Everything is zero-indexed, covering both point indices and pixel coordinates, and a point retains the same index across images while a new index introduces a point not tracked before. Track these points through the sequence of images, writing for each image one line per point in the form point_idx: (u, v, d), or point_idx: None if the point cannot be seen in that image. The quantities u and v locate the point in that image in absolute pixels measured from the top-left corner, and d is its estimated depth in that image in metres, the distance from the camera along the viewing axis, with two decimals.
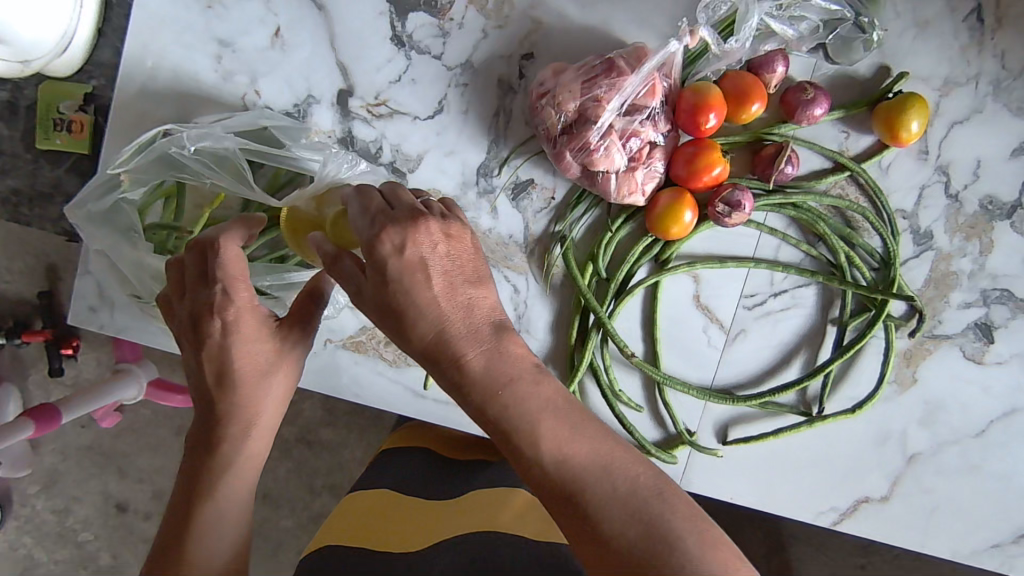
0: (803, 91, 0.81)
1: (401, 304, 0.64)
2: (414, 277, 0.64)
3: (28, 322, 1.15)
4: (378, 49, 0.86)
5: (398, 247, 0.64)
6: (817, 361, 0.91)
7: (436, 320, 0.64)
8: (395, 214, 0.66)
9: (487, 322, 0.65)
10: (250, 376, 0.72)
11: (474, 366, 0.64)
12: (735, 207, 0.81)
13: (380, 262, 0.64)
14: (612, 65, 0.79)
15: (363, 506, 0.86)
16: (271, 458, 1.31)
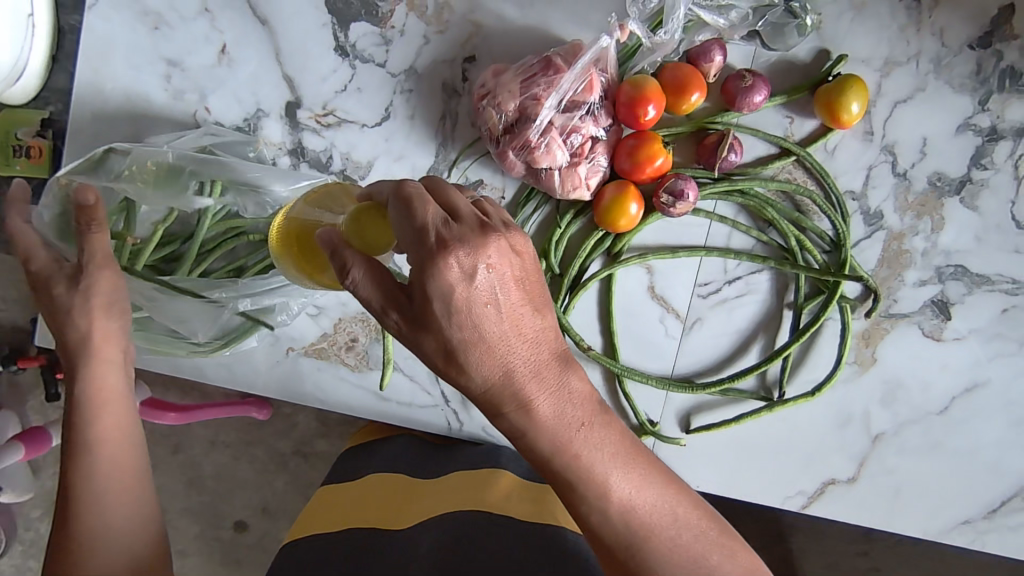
0: (741, 79, 0.82)
1: (468, 340, 0.55)
2: (484, 307, 0.55)
3: (24, 347, 1.15)
4: (323, 60, 0.87)
5: (469, 273, 0.54)
6: (775, 345, 0.91)
7: (504, 357, 0.56)
8: (463, 233, 0.54)
9: (553, 352, 0.58)
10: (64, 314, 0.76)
11: (544, 410, 0.58)
12: (678, 196, 0.82)
13: (444, 294, 0.54)
14: (549, 63, 0.81)
15: (353, 492, 0.88)
16: (264, 471, 1.32)
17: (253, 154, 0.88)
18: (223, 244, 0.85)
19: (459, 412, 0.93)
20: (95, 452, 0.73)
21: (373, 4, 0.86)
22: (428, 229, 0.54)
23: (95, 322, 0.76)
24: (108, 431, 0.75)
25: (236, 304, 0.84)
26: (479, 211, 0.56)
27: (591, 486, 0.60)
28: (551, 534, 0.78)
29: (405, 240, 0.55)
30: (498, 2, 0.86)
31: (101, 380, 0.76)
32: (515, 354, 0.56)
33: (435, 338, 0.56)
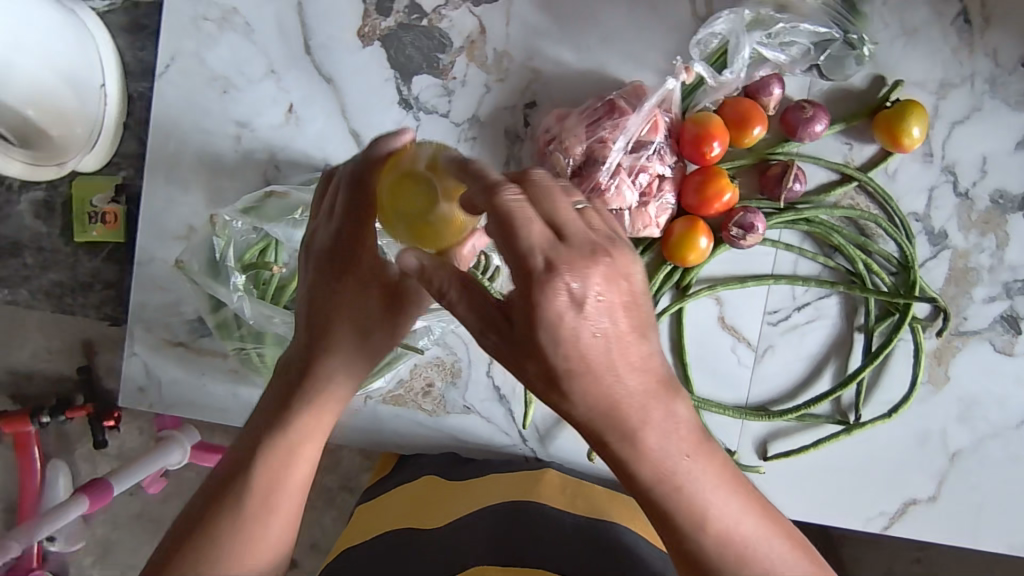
0: (801, 110, 0.84)
1: (571, 367, 0.49)
2: (594, 340, 0.48)
3: (72, 397, 1.20)
4: (388, 113, 0.89)
5: (575, 302, 0.48)
6: (847, 369, 0.92)
7: (609, 386, 0.50)
8: (569, 256, 0.48)
9: (665, 381, 0.51)
10: (349, 335, 0.64)
11: (653, 440, 0.52)
12: (748, 229, 0.83)
13: (547, 326, 0.48)
14: (613, 106, 0.83)
15: (406, 495, 0.89)
16: (314, 507, 1.32)
17: None
18: None
19: (538, 448, 0.95)
20: (265, 523, 0.60)
21: (433, 57, 0.88)
22: (531, 251, 0.48)
23: (341, 382, 0.65)
24: (288, 504, 0.61)
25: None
26: (589, 231, 0.50)
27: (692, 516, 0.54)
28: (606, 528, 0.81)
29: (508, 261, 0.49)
30: (557, 49, 0.88)
31: (316, 436, 0.63)
32: (627, 384, 0.50)
33: (537, 366, 0.50)
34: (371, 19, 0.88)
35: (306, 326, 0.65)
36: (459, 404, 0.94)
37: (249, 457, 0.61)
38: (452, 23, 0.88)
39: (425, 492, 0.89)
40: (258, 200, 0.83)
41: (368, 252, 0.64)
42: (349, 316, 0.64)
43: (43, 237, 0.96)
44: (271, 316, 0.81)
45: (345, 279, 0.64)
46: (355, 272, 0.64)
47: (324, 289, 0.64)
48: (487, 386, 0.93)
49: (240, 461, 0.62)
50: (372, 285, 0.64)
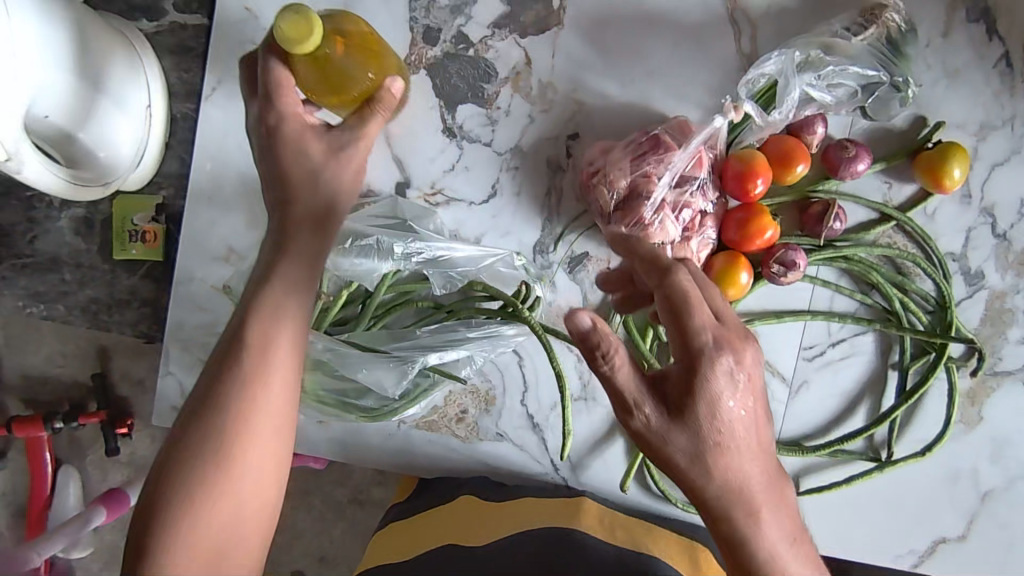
0: (844, 149, 0.84)
1: (715, 435, 0.57)
2: (738, 416, 0.57)
3: (83, 405, 1.21)
4: (431, 141, 0.90)
5: (732, 374, 0.56)
6: (881, 407, 0.92)
7: (742, 455, 0.57)
8: (733, 336, 0.57)
9: (778, 471, 0.59)
10: (300, 185, 0.68)
11: (771, 524, 0.57)
12: (790, 266, 0.84)
13: (709, 399, 0.56)
14: (658, 141, 0.83)
15: (444, 513, 0.90)
16: (324, 520, 1.30)
17: (433, 228, 0.89)
18: (394, 310, 0.85)
19: (570, 476, 0.95)
20: (257, 386, 0.63)
21: (479, 87, 0.89)
22: (702, 327, 0.56)
23: (308, 238, 0.68)
24: (275, 384, 0.64)
25: (425, 360, 0.84)
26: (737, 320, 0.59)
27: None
28: (646, 559, 0.81)
29: (675, 341, 0.58)
30: (603, 82, 0.88)
31: (292, 312, 0.65)
32: (753, 466, 0.58)
33: (688, 439, 0.57)
34: (418, 47, 0.89)
35: (272, 215, 0.69)
36: (493, 431, 0.94)
37: (236, 342, 0.64)
38: (498, 53, 0.89)
39: (462, 509, 0.90)
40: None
41: (297, 130, 0.69)
42: (302, 197, 0.68)
43: (82, 254, 0.97)
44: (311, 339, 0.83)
45: (279, 163, 0.69)
46: (286, 159, 0.68)
47: (270, 177, 0.70)
48: (521, 414, 0.94)
49: (227, 349, 0.64)
50: (306, 161, 0.69)
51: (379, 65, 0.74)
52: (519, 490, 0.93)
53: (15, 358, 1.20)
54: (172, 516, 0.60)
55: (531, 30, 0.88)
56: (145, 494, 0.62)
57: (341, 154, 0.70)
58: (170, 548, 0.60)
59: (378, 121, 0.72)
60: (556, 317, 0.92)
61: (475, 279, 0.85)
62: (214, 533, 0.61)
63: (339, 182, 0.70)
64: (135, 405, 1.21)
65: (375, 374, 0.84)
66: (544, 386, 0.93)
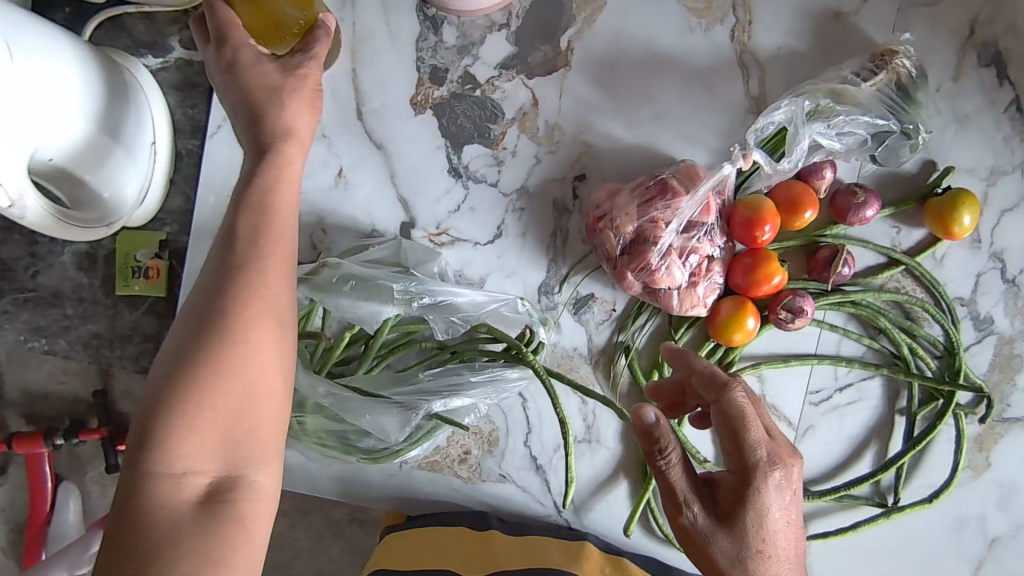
0: (853, 195, 0.84)
1: (756, 541, 0.62)
2: (782, 526, 0.63)
3: (84, 420, 1.19)
4: (437, 181, 0.90)
5: (779, 488, 0.62)
6: (888, 453, 0.91)
7: (776, 559, 0.63)
8: (782, 451, 0.62)
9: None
10: (263, 96, 0.62)
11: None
12: (797, 313, 0.83)
13: (760, 511, 0.62)
14: (666, 187, 0.83)
15: (444, 537, 0.89)
16: (323, 538, 1.23)
17: (437, 270, 0.87)
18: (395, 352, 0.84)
19: (574, 517, 0.94)
20: (261, 275, 0.58)
21: (486, 127, 0.89)
22: (757, 444, 0.61)
23: (287, 144, 0.62)
24: (274, 270, 0.59)
25: (429, 407, 0.83)
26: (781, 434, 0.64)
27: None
28: None
29: (732, 454, 0.62)
30: (609, 123, 0.88)
31: (283, 202, 0.61)
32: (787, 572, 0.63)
33: (733, 543, 0.62)
34: (425, 87, 0.88)
35: (244, 137, 0.63)
36: (495, 472, 0.93)
37: (232, 231, 0.58)
38: (505, 94, 0.88)
39: (462, 539, 0.89)
40: (311, 268, 0.83)
41: (254, 57, 0.63)
42: (270, 114, 0.62)
43: (84, 288, 0.96)
44: (314, 386, 0.82)
45: (242, 91, 0.62)
46: (248, 85, 0.62)
47: (234, 107, 0.63)
48: (525, 456, 0.93)
49: (222, 239, 0.59)
50: (264, 81, 0.62)
51: (314, 8, 0.73)
52: (521, 526, 0.92)
53: (15, 374, 1.18)
54: (176, 406, 0.53)
55: (539, 71, 0.88)
56: (142, 394, 0.55)
57: (299, 71, 0.63)
58: (177, 439, 0.53)
59: (327, 42, 0.65)
60: (560, 359, 0.92)
61: (479, 323, 0.84)
62: (223, 422, 0.55)
63: (300, 102, 0.63)
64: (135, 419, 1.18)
65: (378, 420, 0.82)
66: (547, 429, 0.92)
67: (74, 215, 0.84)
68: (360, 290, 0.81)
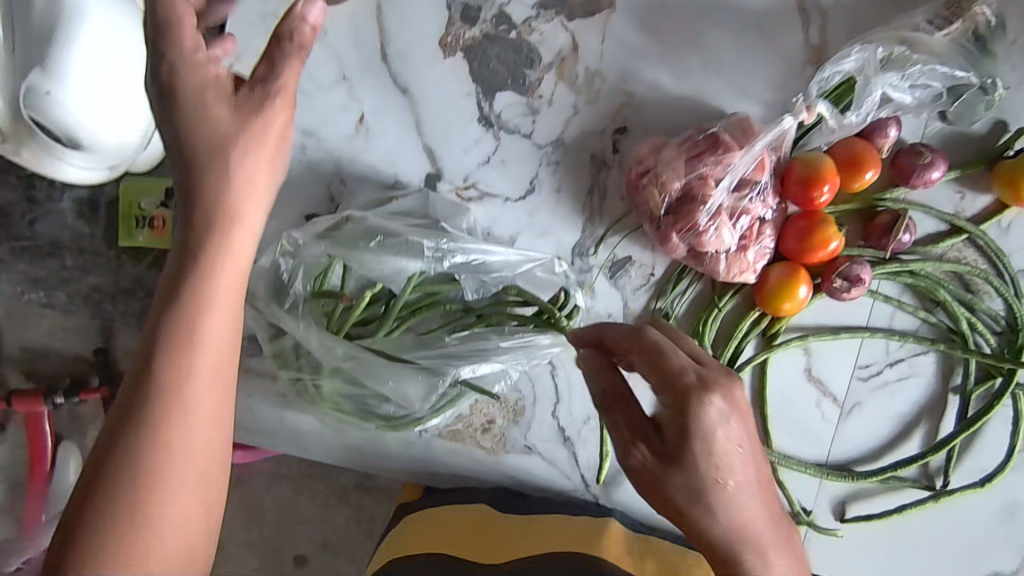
0: (918, 156, 0.77)
1: (710, 472, 0.56)
2: (734, 451, 0.57)
3: None
4: (465, 131, 0.83)
5: (724, 412, 0.56)
6: (938, 434, 0.86)
7: (740, 494, 0.57)
8: (716, 375, 0.57)
9: (778, 515, 0.59)
10: (216, 127, 0.54)
11: (777, 560, 0.57)
12: (854, 281, 0.77)
13: (700, 437, 0.56)
14: (716, 140, 0.76)
15: (461, 518, 0.84)
16: (326, 507, 1.18)
17: (466, 227, 0.83)
18: (418, 312, 0.77)
19: (603, 493, 0.89)
20: (187, 391, 0.53)
21: (521, 73, 0.82)
22: (688, 368, 0.57)
23: (251, 179, 0.55)
24: (200, 399, 0.53)
25: (456, 372, 0.78)
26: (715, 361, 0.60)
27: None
28: None
29: (660, 389, 0.58)
30: (655, 71, 0.81)
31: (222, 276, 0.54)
32: (754, 505, 0.57)
33: (685, 475, 0.56)
34: (455, 27, 0.81)
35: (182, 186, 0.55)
36: (520, 444, 0.88)
37: (160, 321, 0.53)
38: (543, 36, 0.81)
39: (478, 526, 0.83)
40: (333, 223, 0.79)
41: (201, 78, 0.54)
42: (222, 149, 0.54)
43: (85, 238, 0.90)
44: (332, 345, 0.77)
45: (184, 121, 0.54)
46: (182, 116, 0.54)
47: (168, 135, 0.55)
48: (552, 428, 0.87)
49: (142, 346, 0.53)
50: (211, 132, 0.54)
51: None
52: (547, 501, 0.86)
53: None
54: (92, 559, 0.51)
55: (580, 13, 0.80)
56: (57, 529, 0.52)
57: (270, 98, 0.55)
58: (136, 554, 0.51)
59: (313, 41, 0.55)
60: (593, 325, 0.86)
61: (510, 284, 0.79)
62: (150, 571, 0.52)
63: (260, 136, 0.55)
64: None
65: (402, 385, 0.78)
66: (576, 399, 0.86)
67: (79, 137, 0.75)
68: (387, 249, 0.76)
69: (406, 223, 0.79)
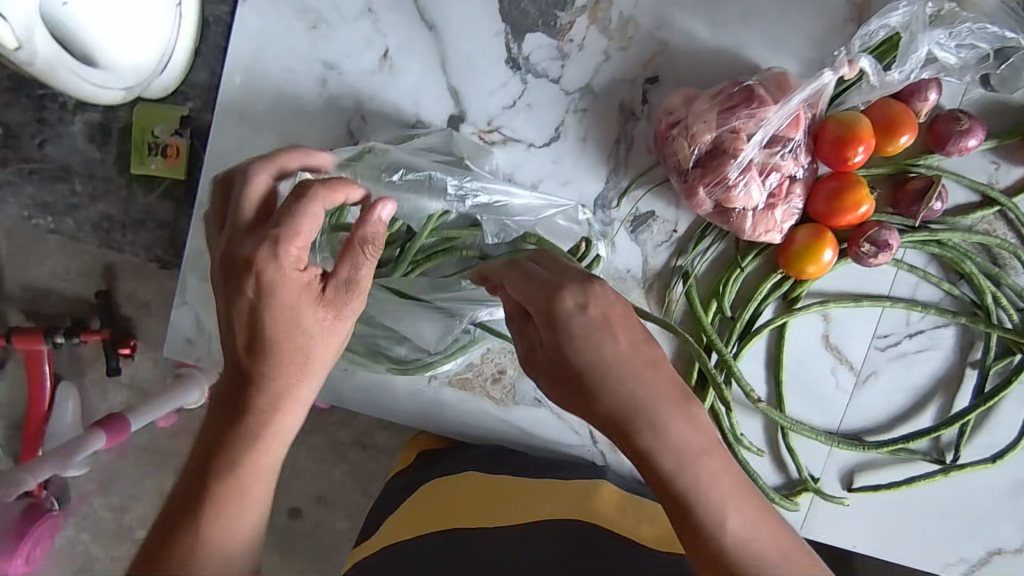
0: (956, 122, 0.75)
1: (583, 361, 0.53)
2: (603, 336, 0.53)
3: (86, 322, 1.11)
4: (492, 72, 0.80)
5: (580, 305, 0.54)
6: (952, 408, 0.85)
7: (621, 380, 0.52)
8: (567, 278, 0.56)
9: (680, 387, 0.53)
10: (303, 292, 0.57)
11: (675, 429, 0.51)
12: (882, 247, 0.75)
13: (561, 326, 0.54)
14: (752, 94, 0.73)
15: (455, 490, 0.81)
16: (324, 461, 1.18)
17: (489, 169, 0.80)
18: (435, 256, 0.75)
19: (608, 451, 0.88)
20: (252, 466, 0.57)
21: (552, 15, 0.79)
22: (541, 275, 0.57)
23: (335, 319, 0.59)
24: (248, 515, 0.57)
25: (473, 314, 0.77)
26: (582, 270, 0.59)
27: (708, 508, 0.50)
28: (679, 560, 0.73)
29: (524, 297, 0.58)
30: (690, 21, 0.78)
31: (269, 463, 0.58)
32: (641, 389, 0.52)
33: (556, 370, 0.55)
34: None
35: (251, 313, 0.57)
36: (530, 396, 0.88)
37: (243, 412, 0.57)
38: None
39: (477, 488, 0.81)
40: (354, 155, 0.75)
41: (295, 291, 0.57)
42: (305, 311, 0.58)
43: (96, 163, 0.88)
44: None
45: (274, 291, 0.56)
46: (283, 306, 0.56)
47: (247, 312, 0.57)
48: None
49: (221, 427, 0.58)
50: (306, 288, 0.58)
51: None
52: (549, 463, 0.86)
53: (16, 268, 1.09)
54: None
55: None
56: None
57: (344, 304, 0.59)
58: None
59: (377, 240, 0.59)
60: (611, 280, 0.84)
61: (529, 232, 0.77)
62: None
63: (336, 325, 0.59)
64: (138, 328, 1.12)
65: (417, 325, 0.78)
66: None
67: (95, 56, 0.72)
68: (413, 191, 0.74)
69: (431, 159, 0.76)
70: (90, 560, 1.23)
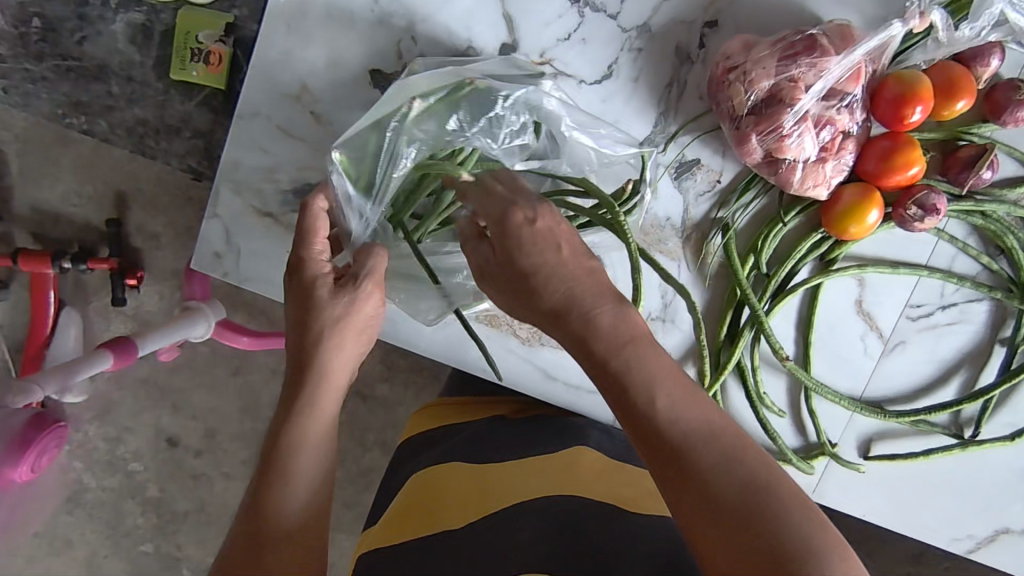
0: (1015, 90, 0.74)
1: (526, 264, 0.55)
2: (544, 241, 0.55)
3: (94, 250, 1.09)
4: (549, 3, 0.79)
5: (530, 218, 0.55)
6: (976, 383, 0.85)
7: (560, 279, 0.55)
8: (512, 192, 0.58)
9: (613, 288, 0.55)
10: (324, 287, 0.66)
11: (605, 320, 0.53)
12: (929, 211, 0.74)
13: (512, 237, 0.55)
14: (814, 43, 0.72)
15: (431, 483, 0.75)
16: None
17: None
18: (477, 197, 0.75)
19: None
20: (297, 453, 0.63)
21: None
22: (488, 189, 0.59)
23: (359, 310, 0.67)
24: (301, 492, 0.62)
25: None
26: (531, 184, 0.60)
27: (644, 389, 0.51)
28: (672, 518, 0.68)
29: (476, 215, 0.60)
30: None
31: (312, 445, 0.63)
32: (574, 286, 0.54)
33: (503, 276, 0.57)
34: None
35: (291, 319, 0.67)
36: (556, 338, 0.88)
37: (287, 413, 0.64)
38: None
39: (457, 477, 0.75)
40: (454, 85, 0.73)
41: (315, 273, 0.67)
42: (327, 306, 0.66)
43: (136, 66, 0.88)
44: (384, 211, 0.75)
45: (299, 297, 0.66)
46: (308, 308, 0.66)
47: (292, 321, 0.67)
48: None
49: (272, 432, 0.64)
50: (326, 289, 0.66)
51: None
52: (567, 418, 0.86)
53: (26, 189, 1.07)
54: None
55: None
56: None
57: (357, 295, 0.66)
58: None
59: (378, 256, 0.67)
60: (649, 227, 0.84)
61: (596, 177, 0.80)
62: None
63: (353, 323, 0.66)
64: (145, 258, 1.10)
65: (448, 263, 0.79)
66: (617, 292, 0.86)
67: None
68: (486, 131, 0.74)
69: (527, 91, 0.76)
70: (81, 488, 1.23)
